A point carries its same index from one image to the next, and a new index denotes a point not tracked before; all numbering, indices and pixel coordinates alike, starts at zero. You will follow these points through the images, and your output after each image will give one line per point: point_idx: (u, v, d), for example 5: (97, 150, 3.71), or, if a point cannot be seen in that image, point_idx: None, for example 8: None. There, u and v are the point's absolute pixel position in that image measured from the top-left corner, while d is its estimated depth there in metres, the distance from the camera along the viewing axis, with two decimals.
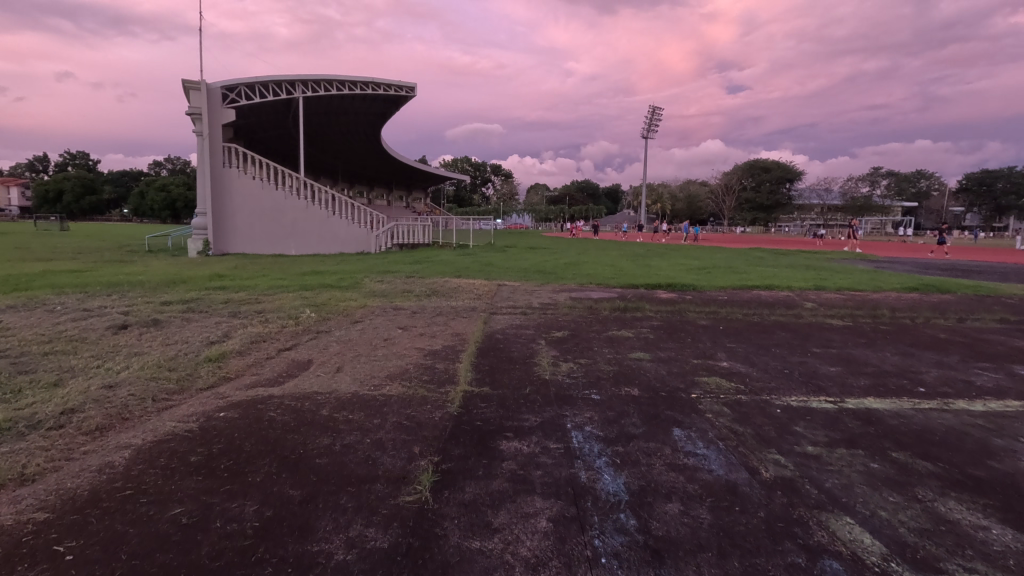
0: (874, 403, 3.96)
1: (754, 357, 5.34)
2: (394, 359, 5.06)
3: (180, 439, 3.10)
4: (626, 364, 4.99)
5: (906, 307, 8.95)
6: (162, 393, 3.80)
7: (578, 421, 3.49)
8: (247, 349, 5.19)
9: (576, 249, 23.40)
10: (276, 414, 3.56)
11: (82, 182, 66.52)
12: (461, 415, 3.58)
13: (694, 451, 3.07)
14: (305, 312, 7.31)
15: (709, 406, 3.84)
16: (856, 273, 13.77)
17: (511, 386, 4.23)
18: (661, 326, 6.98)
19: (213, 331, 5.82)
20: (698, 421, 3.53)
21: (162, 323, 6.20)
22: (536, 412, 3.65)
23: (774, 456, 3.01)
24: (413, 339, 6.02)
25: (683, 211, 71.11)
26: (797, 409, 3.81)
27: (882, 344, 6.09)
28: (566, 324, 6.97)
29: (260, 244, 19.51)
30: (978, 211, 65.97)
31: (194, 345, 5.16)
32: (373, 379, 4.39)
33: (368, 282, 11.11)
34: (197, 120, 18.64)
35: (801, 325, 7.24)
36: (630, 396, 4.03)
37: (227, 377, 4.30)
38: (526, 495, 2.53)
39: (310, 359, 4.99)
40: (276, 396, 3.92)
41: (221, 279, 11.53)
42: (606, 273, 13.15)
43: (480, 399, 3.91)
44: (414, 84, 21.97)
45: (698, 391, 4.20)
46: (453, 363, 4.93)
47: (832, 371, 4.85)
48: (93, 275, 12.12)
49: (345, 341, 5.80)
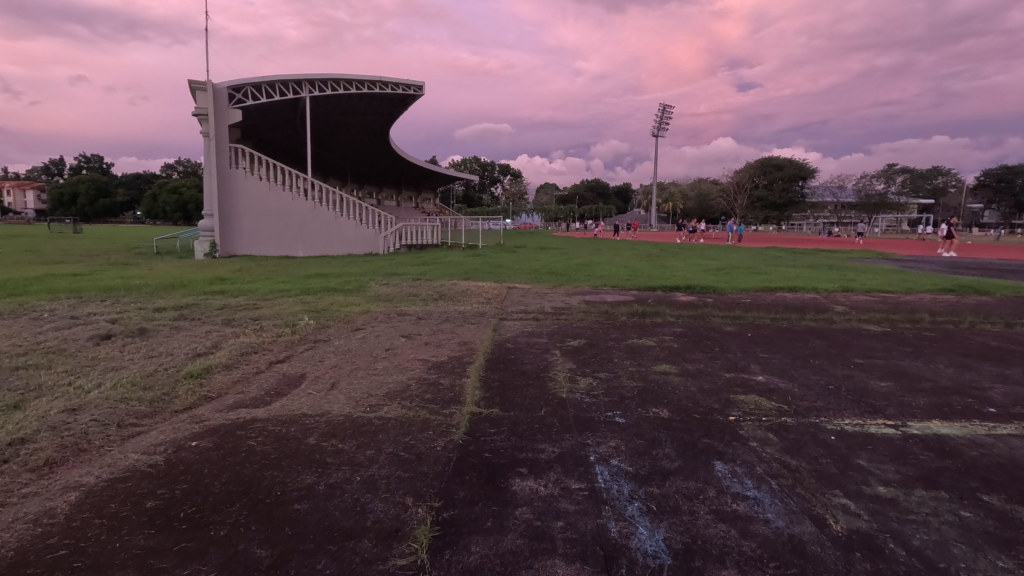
0: (944, 429, 3.44)
1: (793, 371, 4.81)
2: (395, 374, 4.59)
3: (139, 477, 2.67)
4: (651, 379, 4.50)
5: (945, 310, 8.37)
6: (130, 417, 3.37)
7: (602, 451, 3.02)
8: (237, 362, 4.78)
9: (588, 248, 22.86)
10: (257, 443, 3.12)
11: (96, 185, 67.31)
12: (467, 445, 3.11)
13: (743, 493, 2.57)
14: (303, 319, 6.88)
15: (751, 432, 3.34)
16: (883, 273, 13.15)
17: (524, 407, 3.74)
18: (684, 333, 6.47)
19: (202, 342, 5.40)
20: (743, 452, 3.04)
21: (150, 332, 5.79)
22: (553, 440, 3.18)
23: (840, 500, 2.52)
24: (417, 349, 5.56)
25: (694, 210, 70.48)
26: (855, 435, 3.30)
27: (931, 354, 5.55)
28: (581, 332, 6.48)
29: (266, 244, 19.22)
30: (997, 208, 64.74)
31: (177, 358, 4.73)
32: (369, 398, 3.93)
33: (373, 285, 10.72)
34: (204, 120, 18.39)
35: (836, 332, 6.71)
36: (659, 420, 3.54)
37: (209, 396, 3.87)
38: (545, 558, 2.06)
39: (304, 374, 4.55)
40: (260, 420, 3.47)
41: (222, 282, 11.18)
42: (620, 275, 12.66)
43: (489, 423, 3.45)
44: (422, 83, 21.55)
45: (736, 413, 3.70)
46: (460, 378, 4.47)
47: (883, 387, 4.33)
48: (94, 278, 11.84)
49: (343, 352, 5.34)
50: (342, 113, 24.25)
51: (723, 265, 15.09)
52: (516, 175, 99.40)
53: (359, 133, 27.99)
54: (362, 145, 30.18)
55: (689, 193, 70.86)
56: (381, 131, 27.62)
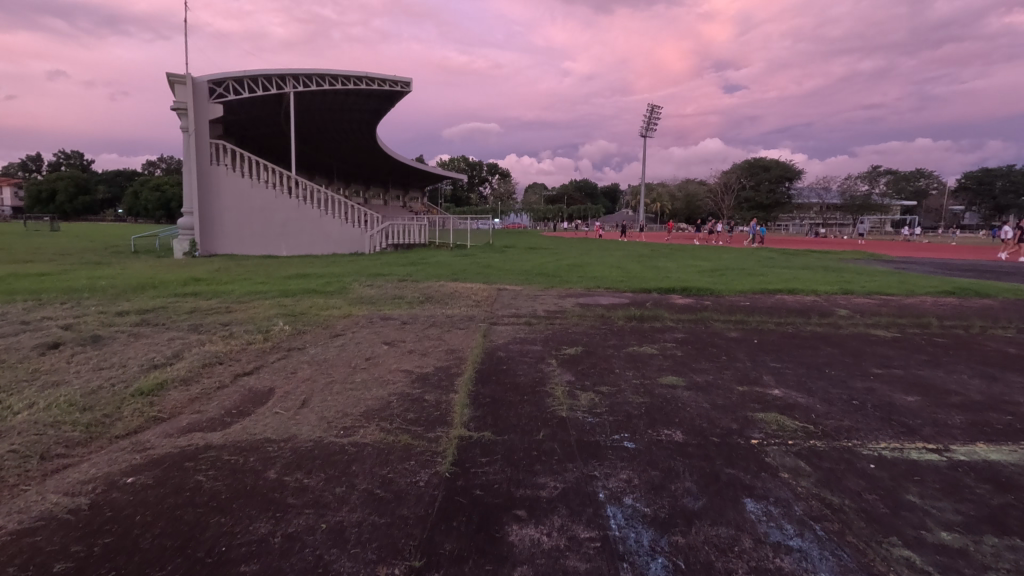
0: (993, 454, 3.05)
1: (810, 383, 4.42)
2: (373, 389, 4.10)
3: (53, 529, 2.18)
4: (657, 393, 4.09)
5: (952, 314, 8.08)
6: (57, 446, 2.88)
7: (612, 486, 2.60)
8: (197, 375, 4.26)
9: (579, 249, 22.43)
10: (205, 478, 2.64)
11: (75, 182, 65.68)
12: (455, 479, 2.66)
13: (785, 543, 2.16)
14: (277, 324, 6.35)
15: (779, 460, 2.93)
16: (880, 274, 12.90)
17: (519, 430, 3.30)
18: (686, 340, 6.06)
19: (161, 351, 4.89)
20: (774, 486, 2.63)
21: (104, 340, 5.24)
22: (554, 472, 2.75)
23: (900, 551, 2.12)
24: (400, 359, 5.07)
25: (682, 211, 70.68)
26: (896, 463, 2.91)
27: (951, 363, 5.20)
28: (578, 339, 6.04)
29: (248, 244, 18.57)
30: (978, 210, 65.58)
31: (129, 371, 4.21)
32: (343, 420, 3.44)
33: (356, 286, 10.22)
34: (183, 114, 17.71)
35: (845, 338, 6.36)
36: (673, 444, 3.13)
37: (158, 418, 3.37)
38: None
39: (272, 390, 4.05)
40: (214, 447, 2.99)
41: (197, 283, 10.61)
42: (614, 276, 12.29)
43: (480, 450, 2.99)
44: (410, 79, 21.00)
45: (758, 435, 3.29)
46: (447, 393, 4.01)
47: (912, 402, 3.96)
48: (60, 279, 11.19)
49: (318, 363, 4.85)
50: (328, 109, 23.63)
51: (718, 266, 14.78)
52: (504, 175, 99.02)
53: (345, 130, 27.38)
54: (347, 142, 29.57)
55: (677, 193, 70.79)
56: (367, 128, 27.01)
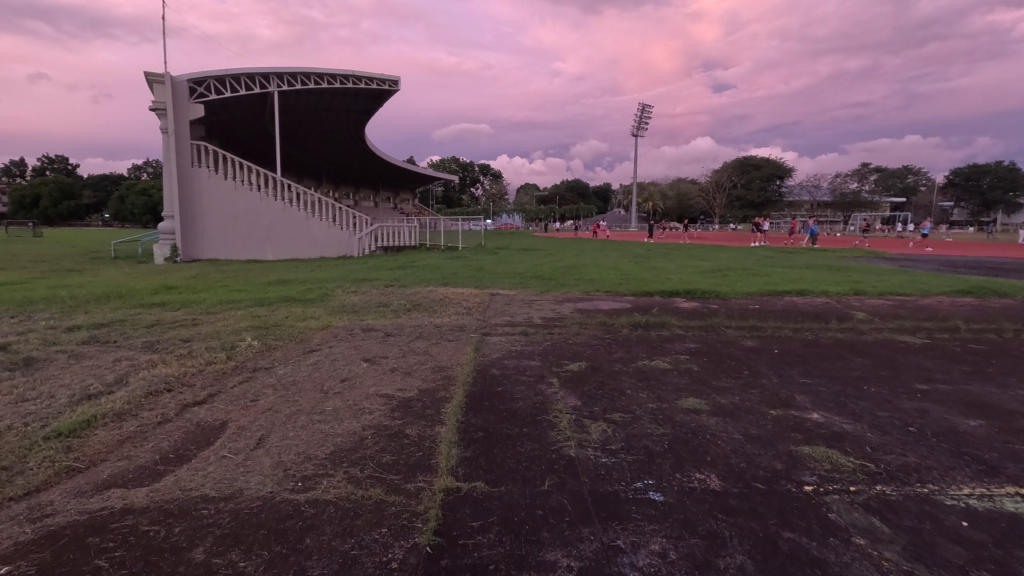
0: None
1: (851, 405, 3.83)
2: (345, 421, 3.45)
3: None
4: (679, 420, 3.48)
5: (976, 316, 7.54)
6: None
7: (643, 566, 1.99)
8: (136, 409, 3.58)
9: (574, 249, 21.82)
10: (108, 564, 2.00)
11: (59, 187, 64.19)
12: (438, 558, 2.03)
13: None
14: (245, 339, 5.68)
15: (847, 517, 2.33)
16: (888, 273, 12.35)
17: (519, 477, 2.68)
18: (700, 352, 5.46)
19: (102, 376, 4.22)
20: (853, 560, 2.03)
21: (38, 364, 4.55)
22: (565, 542, 2.14)
23: None
24: (379, 380, 4.42)
25: (674, 209, 70.38)
26: (992, 518, 2.32)
27: (999, 375, 4.63)
28: (580, 351, 5.44)
29: (230, 248, 17.81)
30: (965, 207, 65.80)
31: (53, 405, 3.54)
32: (303, 466, 2.80)
33: (339, 293, 9.53)
34: (161, 114, 16.90)
35: (873, 345, 5.79)
36: (710, 495, 2.52)
37: (72, 471, 2.71)
38: None
39: (224, 425, 3.40)
40: (134, 512, 2.35)
41: (170, 291, 9.91)
42: (611, 278, 11.69)
43: (471, 509, 2.38)
44: (397, 77, 20.28)
45: (810, 479, 2.69)
46: (432, 425, 3.38)
47: (976, 428, 3.39)
48: (23, 288, 10.43)
49: (284, 387, 4.20)
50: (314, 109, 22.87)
51: (718, 266, 14.22)
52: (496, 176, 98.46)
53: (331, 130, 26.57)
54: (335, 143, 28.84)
55: (669, 193, 70.34)
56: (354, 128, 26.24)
